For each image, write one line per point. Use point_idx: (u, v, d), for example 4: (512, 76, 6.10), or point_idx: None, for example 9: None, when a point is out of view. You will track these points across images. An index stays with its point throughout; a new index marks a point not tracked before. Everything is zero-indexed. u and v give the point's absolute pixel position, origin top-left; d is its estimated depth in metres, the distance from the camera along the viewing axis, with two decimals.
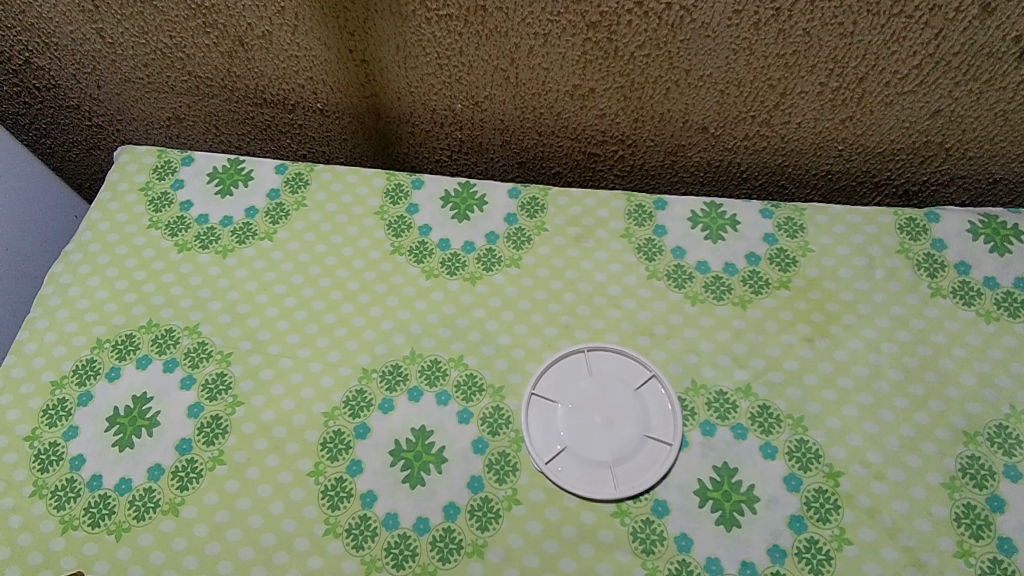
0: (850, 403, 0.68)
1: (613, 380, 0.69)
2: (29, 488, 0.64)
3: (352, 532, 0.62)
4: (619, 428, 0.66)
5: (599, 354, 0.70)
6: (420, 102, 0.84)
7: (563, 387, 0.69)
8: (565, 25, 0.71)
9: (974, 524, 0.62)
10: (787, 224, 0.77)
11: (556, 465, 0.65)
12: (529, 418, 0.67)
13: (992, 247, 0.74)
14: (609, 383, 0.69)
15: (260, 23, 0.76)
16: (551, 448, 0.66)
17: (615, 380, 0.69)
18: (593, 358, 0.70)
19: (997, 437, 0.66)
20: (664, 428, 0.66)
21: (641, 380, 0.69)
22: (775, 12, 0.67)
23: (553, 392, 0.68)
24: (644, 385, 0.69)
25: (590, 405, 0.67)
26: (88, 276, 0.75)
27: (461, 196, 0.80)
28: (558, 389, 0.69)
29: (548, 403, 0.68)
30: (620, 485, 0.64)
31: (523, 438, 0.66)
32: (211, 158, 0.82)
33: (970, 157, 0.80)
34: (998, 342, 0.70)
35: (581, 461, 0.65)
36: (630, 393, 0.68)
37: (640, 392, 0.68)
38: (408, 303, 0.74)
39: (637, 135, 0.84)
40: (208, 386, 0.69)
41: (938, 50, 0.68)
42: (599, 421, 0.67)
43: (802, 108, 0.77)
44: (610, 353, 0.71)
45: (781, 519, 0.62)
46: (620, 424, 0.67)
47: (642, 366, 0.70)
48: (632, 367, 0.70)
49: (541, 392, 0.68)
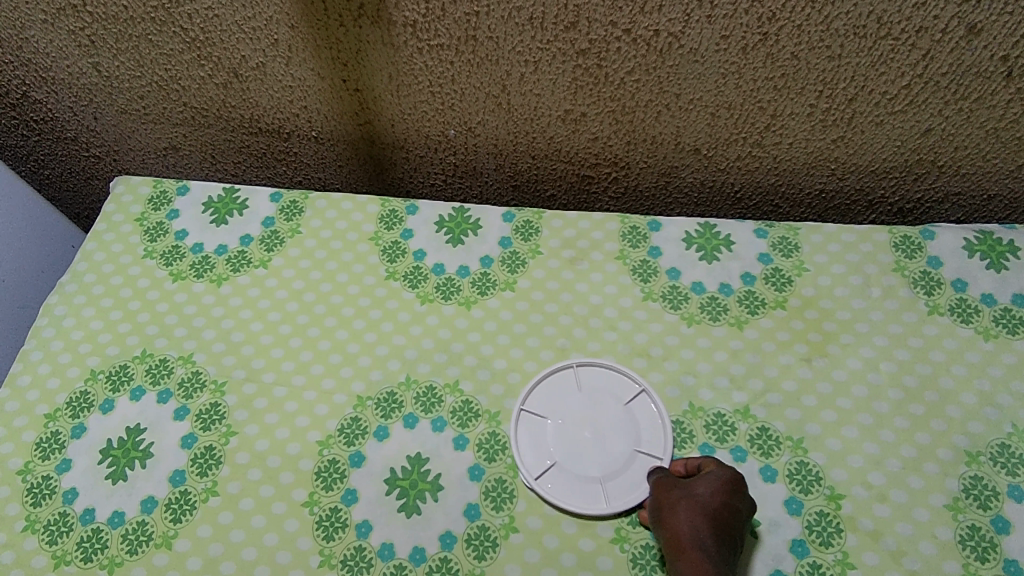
0: (849, 423, 0.67)
1: (603, 395, 0.69)
2: (22, 523, 0.63)
3: (348, 564, 0.61)
4: (610, 443, 0.66)
5: (588, 369, 0.71)
6: (414, 129, 0.84)
7: (553, 403, 0.69)
8: (555, 53, 0.72)
9: (979, 546, 0.61)
10: (782, 244, 0.77)
11: (546, 482, 0.64)
12: (518, 433, 0.67)
13: (989, 264, 0.74)
14: (598, 398, 0.69)
15: (254, 55, 0.77)
16: (541, 465, 0.65)
17: (604, 394, 0.69)
18: (582, 372, 0.71)
19: (1000, 456, 0.65)
20: (654, 443, 0.66)
21: (631, 394, 0.69)
22: (762, 37, 0.67)
23: (543, 409, 0.68)
24: (634, 399, 0.69)
25: (579, 420, 0.68)
26: (83, 307, 0.75)
27: (455, 220, 0.80)
28: (547, 404, 0.69)
29: (537, 419, 0.68)
30: (612, 500, 0.64)
31: (512, 453, 0.66)
32: (206, 188, 0.83)
33: (963, 174, 0.80)
34: (998, 360, 0.70)
35: (572, 477, 0.65)
36: (620, 408, 0.68)
37: (630, 406, 0.68)
38: (403, 328, 0.74)
39: (630, 158, 0.85)
40: (202, 417, 0.69)
41: (927, 71, 0.69)
42: (589, 436, 0.67)
43: (794, 129, 0.78)
44: (600, 369, 0.71)
45: (782, 544, 0.61)
46: (611, 439, 0.67)
47: (632, 381, 0.70)
48: (621, 382, 0.70)
49: (530, 408, 0.68)
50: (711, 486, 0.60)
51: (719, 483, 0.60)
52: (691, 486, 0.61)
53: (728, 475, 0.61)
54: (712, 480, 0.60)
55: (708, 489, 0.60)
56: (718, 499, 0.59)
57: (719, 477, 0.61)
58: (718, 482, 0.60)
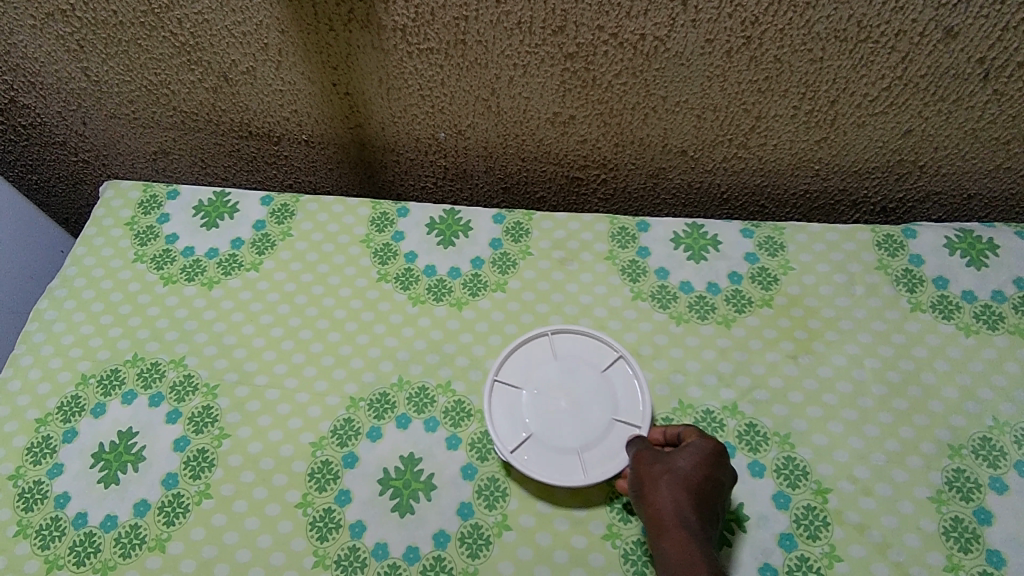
0: (835, 419, 0.68)
1: (579, 363, 0.70)
2: (13, 529, 0.63)
3: (342, 564, 0.62)
4: (587, 412, 0.67)
5: (563, 338, 0.71)
6: (404, 132, 0.85)
7: (528, 373, 0.69)
8: (543, 57, 0.73)
9: (962, 537, 0.62)
10: (768, 243, 0.78)
11: (522, 454, 0.65)
12: (494, 407, 0.68)
13: (969, 261, 0.76)
14: (574, 367, 0.70)
15: (243, 59, 0.77)
16: (517, 437, 0.66)
17: (581, 363, 0.70)
18: (558, 341, 0.71)
19: (982, 449, 0.66)
20: (631, 411, 0.67)
21: (608, 361, 0.70)
22: (746, 40, 0.68)
23: (518, 379, 0.69)
24: (611, 366, 0.70)
25: (555, 389, 0.68)
26: (73, 311, 0.75)
27: (446, 222, 0.81)
28: (522, 373, 0.69)
29: (512, 389, 0.69)
30: (589, 471, 0.64)
31: (487, 425, 0.66)
32: (196, 192, 0.83)
33: (944, 174, 0.82)
34: (979, 355, 0.71)
35: (548, 448, 0.65)
36: (597, 375, 0.69)
37: (607, 373, 0.69)
38: (395, 330, 0.74)
39: (618, 160, 0.86)
40: (194, 420, 0.69)
41: (906, 73, 0.70)
42: (566, 406, 0.67)
43: (778, 131, 0.79)
44: (575, 337, 0.71)
45: (771, 538, 0.62)
46: (588, 408, 0.67)
47: (609, 349, 0.71)
48: (598, 350, 0.71)
49: (505, 378, 0.69)
50: (693, 460, 0.61)
51: (700, 457, 0.61)
52: (672, 460, 0.61)
53: (710, 447, 0.62)
54: (693, 453, 0.61)
55: (690, 463, 0.61)
56: (700, 473, 0.60)
57: (701, 449, 0.61)
58: (700, 455, 0.61)
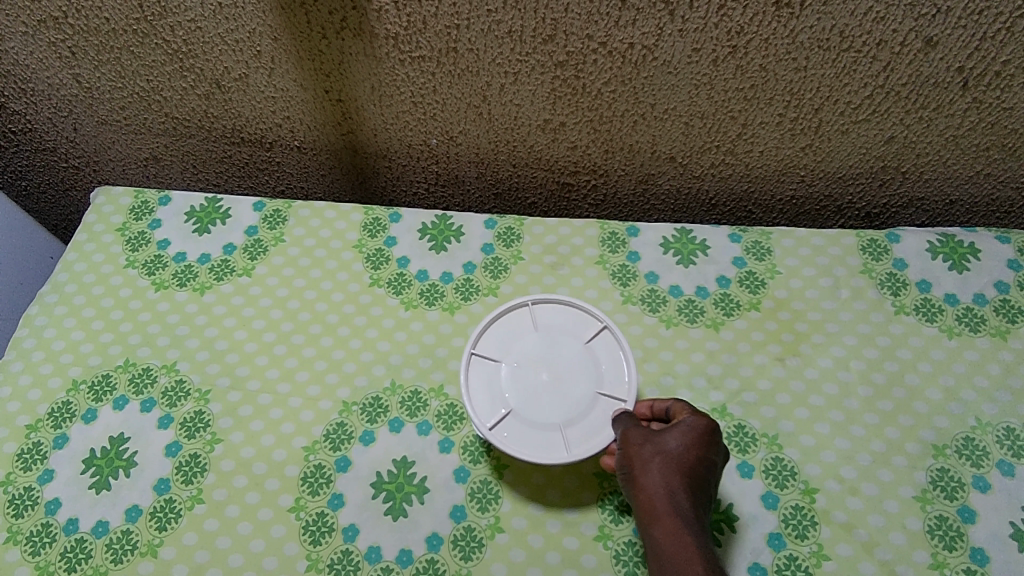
0: (822, 420, 0.70)
1: (560, 335, 0.69)
2: (3, 536, 0.63)
3: (335, 567, 0.62)
4: (570, 386, 0.67)
5: (544, 309, 0.71)
6: (396, 138, 0.86)
7: (507, 346, 0.69)
8: (534, 65, 0.74)
9: (946, 535, 0.63)
10: (755, 248, 0.80)
11: (502, 431, 0.64)
12: (473, 380, 0.67)
13: (951, 265, 0.77)
14: (556, 338, 0.69)
15: (236, 66, 0.78)
16: (497, 414, 0.65)
17: (564, 334, 0.69)
18: (538, 312, 0.71)
19: (965, 449, 0.68)
20: (616, 384, 0.67)
21: (591, 333, 0.70)
22: (732, 50, 0.70)
23: (497, 352, 0.68)
24: (594, 338, 0.69)
25: (536, 363, 0.68)
26: (64, 317, 0.75)
27: (438, 227, 0.81)
28: (503, 347, 0.69)
29: (491, 362, 0.68)
30: (572, 448, 0.64)
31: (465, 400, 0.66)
32: (188, 197, 0.83)
33: (926, 180, 0.83)
34: (962, 356, 0.73)
35: (529, 425, 0.65)
36: (580, 346, 0.69)
37: (590, 345, 0.69)
38: (388, 335, 0.74)
39: (608, 166, 0.87)
40: (186, 425, 0.69)
41: (887, 82, 0.72)
42: (548, 379, 0.67)
43: (764, 138, 0.81)
44: (557, 308, 0.71)
45: (760, 538, 0.63)
46: (570, 382, 0.67)
47: (592, 319, 0.70)
48: (581, 321, 0.70)
49: (484, 352, 0.68)
50: (685, 440, 0.61)
51: (692, 436, 0.61)
52: (663, 440, 0.61)
53: (701, 426, 0.62)
54: (685, 433, 0.61)
55: (682, 443, 0.60)
56: (692, 453, 0.60)
57: (693, 428, 0.61)
58: (692, 435, 0.61)
